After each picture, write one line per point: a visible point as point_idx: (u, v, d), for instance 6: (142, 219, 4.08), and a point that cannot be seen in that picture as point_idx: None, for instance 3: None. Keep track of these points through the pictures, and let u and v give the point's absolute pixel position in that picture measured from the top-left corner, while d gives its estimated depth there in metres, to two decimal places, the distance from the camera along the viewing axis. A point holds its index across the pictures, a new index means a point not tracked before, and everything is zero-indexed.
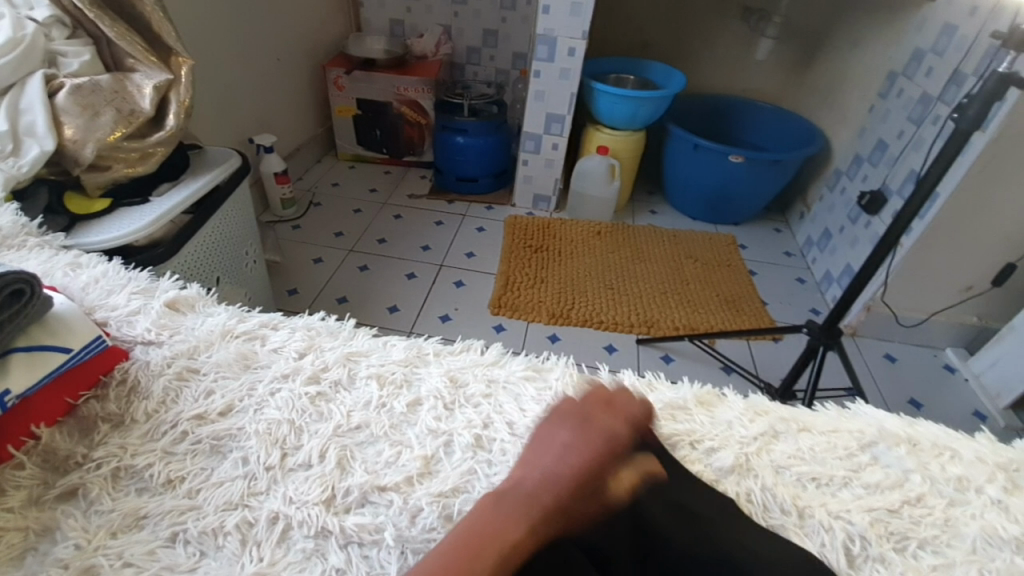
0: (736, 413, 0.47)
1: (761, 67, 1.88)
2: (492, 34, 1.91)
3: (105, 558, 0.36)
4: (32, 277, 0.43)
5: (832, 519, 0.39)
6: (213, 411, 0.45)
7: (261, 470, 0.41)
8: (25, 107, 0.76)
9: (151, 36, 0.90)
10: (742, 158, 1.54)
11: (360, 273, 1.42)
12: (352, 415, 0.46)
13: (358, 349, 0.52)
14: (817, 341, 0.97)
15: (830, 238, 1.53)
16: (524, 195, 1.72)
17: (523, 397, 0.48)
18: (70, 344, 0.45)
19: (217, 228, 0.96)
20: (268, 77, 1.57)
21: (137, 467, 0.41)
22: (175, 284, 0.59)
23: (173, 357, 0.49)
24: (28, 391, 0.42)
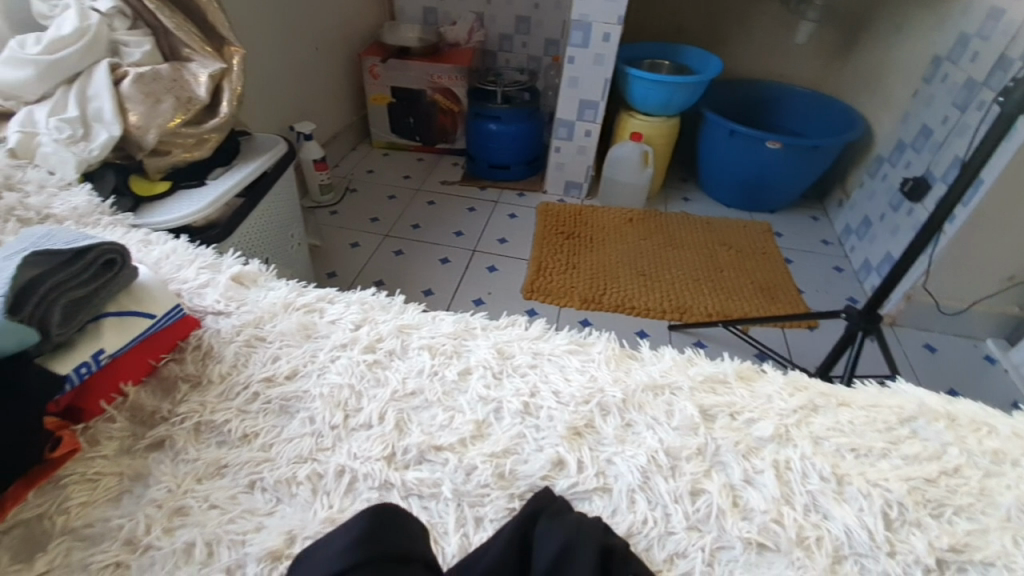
0: (776, 387, 0.49)
1: (801, 50, 1.83)
2: (525, 21, 1.91)
3: (193, 500, 0.40)
4: (124, 248, 0.48)
5: (870, 487, 0.41)
6: (280, 374, 0.49)
7: (326, 428, 0.45)
8: (93, 93, 0.81)
9: (205, 27, 0.94)
10: (780, 144, 1.51)
11: (395, 257, 1.46)
12: (406, 381, 0.49)
13: (409, 321, 0.55)
14: (856, 326, 0.96)
15: (870, 226, 1.50)
16: (556, 182, 1.73)
17: (567, 367, 0.50)
18: (153, 311, 0.48)
19: (266, 210, 1.01)
20: (308, 66, 1.62)
21: (216, 422, 0.45)
22: (238, 261, 0.63)
23: (241, 326, 0.53)
24: (118, 352, 0.46)
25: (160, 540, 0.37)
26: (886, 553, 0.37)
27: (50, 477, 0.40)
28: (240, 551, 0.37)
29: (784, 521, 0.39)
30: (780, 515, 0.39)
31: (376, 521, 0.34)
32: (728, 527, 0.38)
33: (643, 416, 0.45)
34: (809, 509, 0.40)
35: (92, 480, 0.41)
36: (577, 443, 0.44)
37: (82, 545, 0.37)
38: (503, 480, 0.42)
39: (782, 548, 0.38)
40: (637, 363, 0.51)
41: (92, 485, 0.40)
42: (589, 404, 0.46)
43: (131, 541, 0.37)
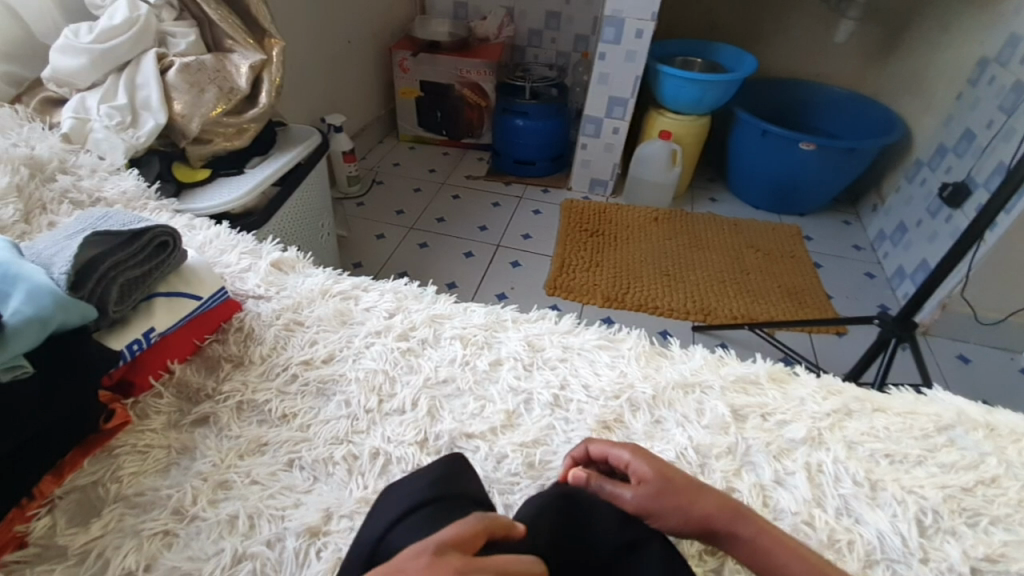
0: (808, 390, 0.48)
1: (839, 50, 1.79)
2: (556, 17, 1.91)
3: (236, 475, 0.41)
4: (175, 232, 0.49)
5: (904, 493, 0.40)
6: (318, 358, 0.50)
7: (362, 412, 0.46)
8: (141, 82, 0.84)
9: (248, 19, 0.97)
10: (814, 145, 1.48)
11: (421, 249, 1.47)
12: (438, 369, 0.50)
13: (441, 311, 0.56)
14: (889, 333, 0.94)
15: (905, 232, 1.46)
16: (582, 179, 1.72)
17: (597, 362, 0.50)
18: (200, 293, 0.50)
19: (300, 200, 1.03)
20: (340, 58, 1.64)
21: (256, 402, 0.47)
22: (277, 247, 0.65)
23: (281, 310, 0.55)
24: (167, 331, 0.48)
25: (205, 511, 0.39)
26: (920, 560, 0.37)
27: (104, 446, 0.42)
28: (280, 526, 0.38)
29: (815, 523, 0.39)
30: (811, 517, 0.39)
31: (445, 469, 0.38)
32: None
33: (672, 413, 0.46)
34: (841, 512, 0.39)
35: (142, 451, 0.43)
36: (606, 437, 0.44)
37: (133, 512, 0.39)
38: (534, 470, 0.42)
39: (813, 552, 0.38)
40: (666, 361, 0.51)
41: (142, 456, 0.42)
42: (618, 400, 0.47)
43: (179, 510, 0.39)
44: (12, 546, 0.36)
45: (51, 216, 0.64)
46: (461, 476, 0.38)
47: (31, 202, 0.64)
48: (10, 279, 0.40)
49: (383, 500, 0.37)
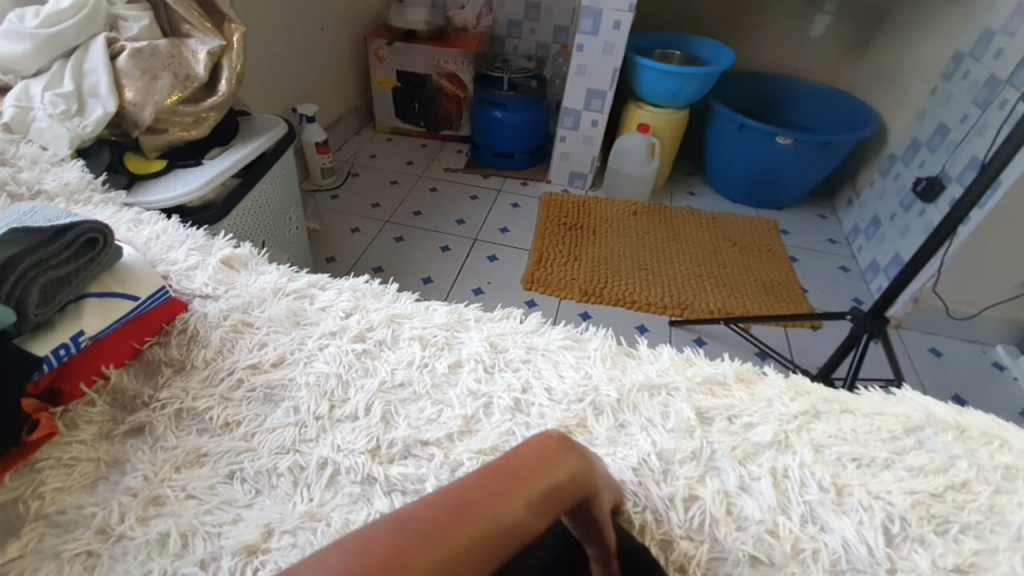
0: (777, 391, 0.47)
1: (817, 44, 1.79)
2: (534, 6, 1.88)
3: (171, 489, 0.39)
4: (107, 227, 0.46)
5: (871, 498, 0.39)
6: (267, 361, 0.48)
7: (311, 419, 0.44)
8: (89, 69, 0.79)
9: (206, 2, 0.92)
10: (791, 140, 1.48)
11: (395, 244, 1.44)
12: (395, 372, 0.47)
13: (401, 311, 0.54)
14: (862, 328, 0.94)
15: (879, 226, 1.47)
16: (561, 173, 1.70)
17: (561, 364, 0.49)
18: (137, 293, 0.47)
19: (264, 193, 0.99)
20: (311, 46, 1.59)
21: (198, 409, 0.44)
22: (230, 243, 0.61)
23: (229, 310, 0.52)
24: (100, 334, 0.45)
25: (134, 530, 0.36)
26: (885, 569, 0.36)
27: (26, 460, 0.39)
28: (217, 544, 0.36)
29: (780, 532, 0.37)
30: (776, 526, 0.38)
31: None
32: (722, 537, 0.37)
33: (637, 417, 0.44)
34: (806, 519, 0.38)
35: (68, 466, 0.39)
36: None
37: (55, 532, 0.36)
38: None
39: (777, 561, 0.36)
40: (633, 361, 0.50)
41: (67, 471, 0.39)
42: (582, 403, 0.45)
43: (104, 530, 0.36)
44: None
45: None
46: None
47: None
48: None
49: None
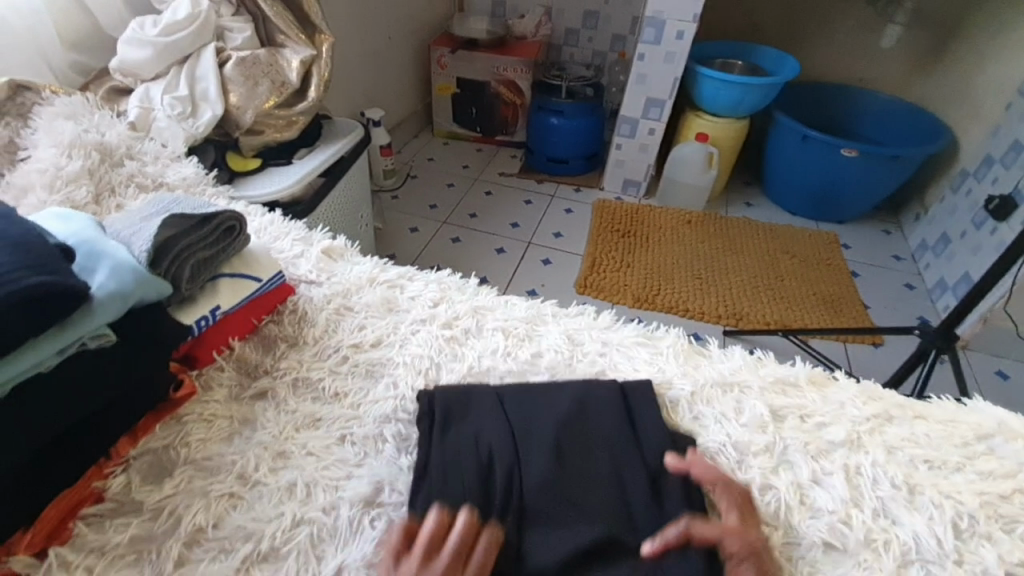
0: (848, 395, 0.48)
1: (885, 55, 1.74)
2: (593, 16, 1.91)
3: (294, 446, 0.44)
4: (240, 216, 0.53)
5: (942, 497, 0.40)
6: (367, 342, 0.53)
7: (409, 394, 0.48)
8: (200, 75, 0.87)
9: (300, 15, 1.00)
10: (856, 152, 1.46)
11: (453, 244, 1.50)
12: (481, 358, 0.52)
13: (484, 303, 0.58)
14: (929, 344, 0.92)
15: (948, 243, 1.42)
16: (615, 180, 1.72)
17: (636, 358, 0.52)
18: (260, 275, 0.53)
19: (343, 192, 1.07)
20: (380, 54, 1.68)
21: (311, 379, 0.50)
22: (327, 236, 0.67)
23: (332, 295, 0.58)
24: (231, 309, 0.51)
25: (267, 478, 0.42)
26: (954, 561, 0.37)
27: (174, 413, 0.46)
28: (335, 495, 0.41)
29: (851, 523, 0.39)
30: (848, 517, 0.39)
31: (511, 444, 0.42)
32: (795, 525, 0.39)
33: (711, 410, 0.46)
34: (878, 513, 0.40)
35: (208, 420, 0.46)
36: None
37: (201, 475, 0.42)
38: None
39: (849, 550, 0.38)
40: (705, 360, 0.52)
41: (208, 424, 0.46)
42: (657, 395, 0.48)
43: (243, 476, 0.42)
44: (91, 500, 0.40)
45: (119, 199, 0.68)
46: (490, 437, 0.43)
47: (102, 185, 0.68)
48: (96, 255, 0.42)
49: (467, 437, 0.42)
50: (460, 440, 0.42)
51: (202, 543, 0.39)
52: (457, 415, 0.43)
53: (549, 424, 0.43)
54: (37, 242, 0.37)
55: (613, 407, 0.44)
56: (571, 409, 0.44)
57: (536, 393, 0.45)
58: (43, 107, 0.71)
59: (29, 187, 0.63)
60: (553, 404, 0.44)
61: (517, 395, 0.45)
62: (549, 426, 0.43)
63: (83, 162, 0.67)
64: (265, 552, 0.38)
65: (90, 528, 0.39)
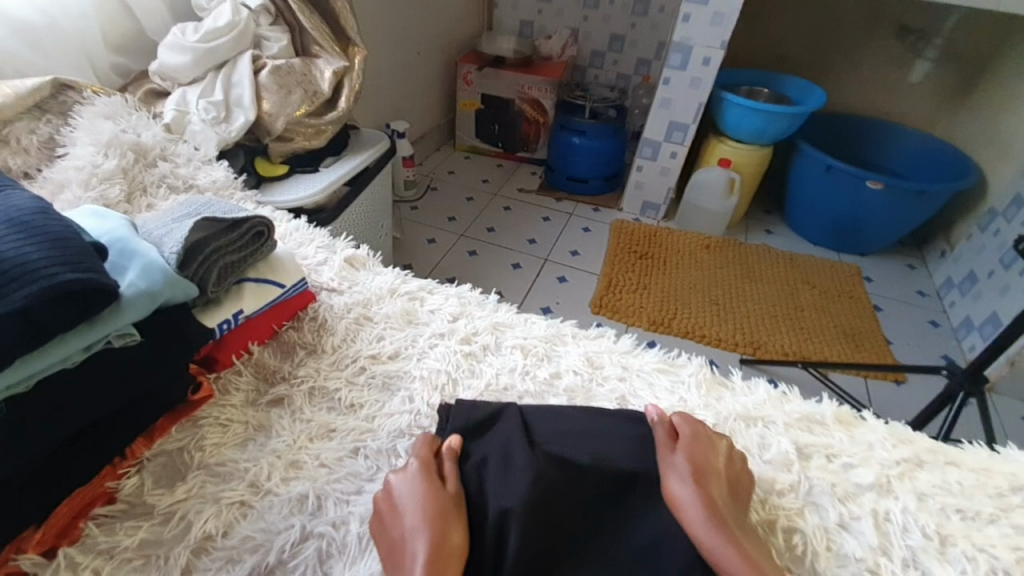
0: (877, 436, 0.47)
1: (913, 89, 1.73)
2: (620, 39, 1.93)
3: (307, 456, 0.44)
4: (269, 221, 0.53)
5: (975, 551, 0.38)
6: (385, 353, 0.53)
7: (425, 409, 0.48)
8: (236, 81, 0.89)
9: (336, 28, 1.03)
10: (882, 185, 1.44)
11: (469, 257, 1.50)
12: (499, 376, 0.51)
13: (504, 320, 0.58)
14: (957, 386, 0.89)
15: (975, 282, 1.39)
16: (635, 201, 1.72)
17: (656, 385, 0.51)
18: (283, 281, 0.53)
19: (365, 201, 1.08)
20: (408, 68, 1.71)
21: (328, 389, 0.50)
22: (350, 245, 0.68)
23: (352, 305, 0.58)
24: (253, 314, 0.51)
25: (279, 487, 0.42)
26: None
27: (190, 415, 0.46)
28: (346, 509, 0.41)
29: (879, 572, 0.38)
30: (876, 565, 0.38)
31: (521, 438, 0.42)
32: (821, 570, 0.38)
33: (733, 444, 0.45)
34: (907, 563, 0.38)
35: (223, 424, 0.46)
36: None
37: (214, 480, 0.42)
38: None
39: None
40: (727, 391, 0.51)
41: (223, 429, 0.45)
42: None
43: (255, 484, 0.42)
44: (103, 500, 0.40)
45: (149, 199, 0.69)
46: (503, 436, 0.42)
47: (134, 184, 0.69)
48: (128, 254, 0.43)
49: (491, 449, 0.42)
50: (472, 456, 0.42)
51: (210, 551, 0.38)
52: (484, 433, 0.43)
53: (566, 450, 0.42)
54: (74, 240, 0.38)
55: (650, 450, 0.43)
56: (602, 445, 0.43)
57: (562, 416, 0.45)
58: (83, 107, 0.73)
59: (64, 183, 0.65)
60: (582, 434, 0.43)
61: (546, 417, 0.44)
62: (564, 449, 0.42)
63: (118, 161, 0.68)
64: (273, 564, 0.37)
65: (100, 529, 0.39)
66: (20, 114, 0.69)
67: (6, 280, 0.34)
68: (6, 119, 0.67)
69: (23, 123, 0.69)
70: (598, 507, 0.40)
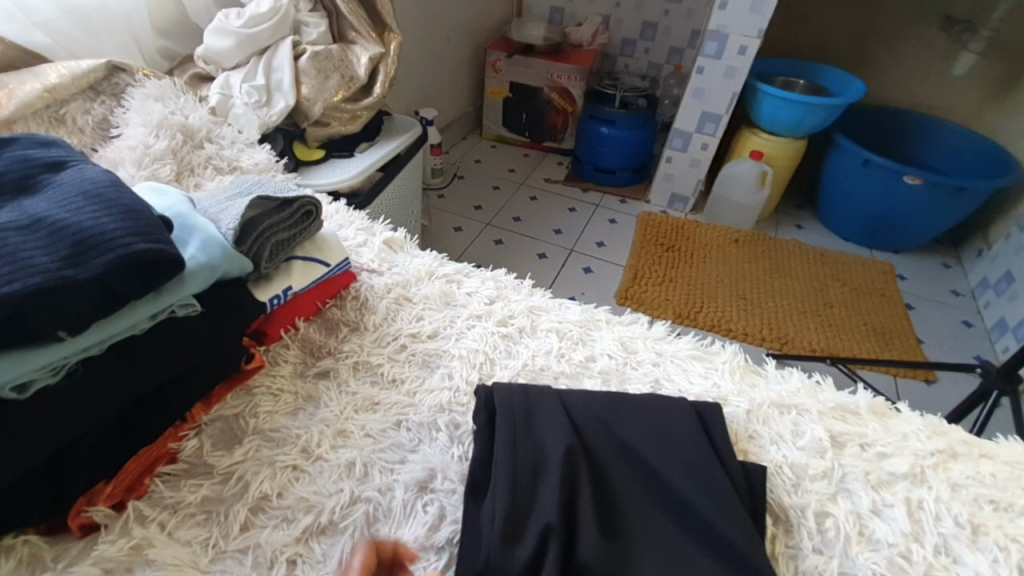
0: (912, 427, 0.47)
1: (956, 82, 1.67)
2: (651, 27, 1.91)
3: (354, 426, 0.46)
4: (317, 201, 0.55)
5: (1008, 540, 0.39)
6: (424, 332, 0.55)
7: (464, 386, 0.49)
8: (276, 66, 0.90)
9: (373, 14, 1.04)
10: (920, 180, 1.40)
11: (495, 245, 1.52)
12: (535, 357, 0.52)
13: (539, 303, 0.59)
14: (991, 384, 0.88)
15: (1012, 282, 1.35)
16: (662, 193, 1.71)
17: (690, 371, 0.51)
18: (329, 260, 0.56)
19: (397, 186, 1.10)
20: (437, 55, 1.71)
21: (372, 364, 0.52)
22: (388, 227, 0.70)
23: (392, 285, 0.60)
24: (301, 291, 0.53)
25: (328, 454, 0.44)
26: None
27: (244, 384, 0.48)
28: (391, 477, 0.43)
29: (911, 557, 0.38)
30: (908, 551, 0.38)
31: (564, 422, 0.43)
32: (853, 554, 0.38)
33: (768, 430, 0.46)
34: (939, 550, 0.38)
35: (275, 393, 0.48)
36: None
37: (268, 445, 0.44)
38: None
39: None
40: (761, 379, 0.51)
41: (275, 397, 0.48)
42: None
43: (306, 450, 0.44)
44: (166, 459, 0.43)
45: (197, 179, 0.72)
46: (546, 415, 0.43)
47: (183, 164, 0.72)
48: (190, 228, 0.45)
49: (538, 425, 0.43)
50: (513, 448, 0.41)
51: (266, 509, 0.41)
52: (527, 412, 0.43)
53: (602, 443, 0.42)
54: (145, 212, 0.40)
55: (692, 434, 0.43)
56: (643, 435, 0.43)
57: (601, 410, 0.45)
58: (135, 88, 0.76)
59: (119, 162, 0.68)
60: (621, 427, 0.44)
61: (587, 408, 0.45)
62: (600, 441, 0.42)
63: (168, 142, 0.71)
64: (324, 525, 0.40)
65: (165, 485, 0.42)
66: (76, 95, 0.72)
67: (86, 248, 0.36)
68: (64, 99, 0.71)
69: (79, 104, 0.72)
70: (643, 495, 0.40)
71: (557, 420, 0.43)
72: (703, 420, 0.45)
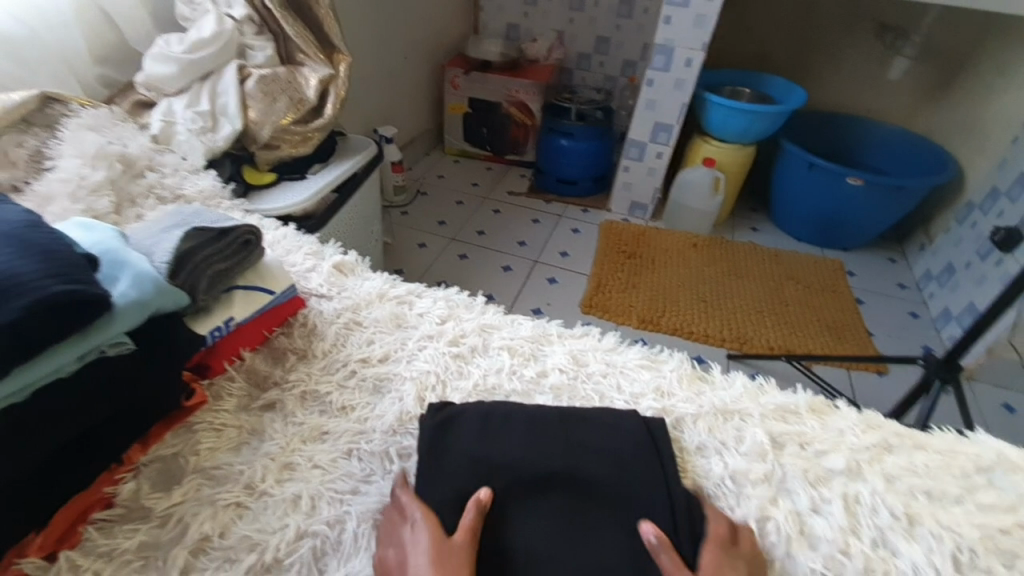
0: (849, 423, 0.49)
1: (893, 86, 1.76)
2: (604, 41, 1.96)
3: (300, 457, 0.45)
4: (256, 229, 0.55)
5: (941, 529, 0.40)
6: (374, 356, 0.54)
7: (414, 408, 0.49)
8: (222, 90, 0.89)
9: (320, 36, 1.03)
10: (861, 181, 1.47)
11: (459, 260, 1.51)
12: (487, 377, 0.52)
13: (491, 321, 0.59)
14: (934, 374, 0.91)
15: (953, 274, 1.42)
16: (621, 202, 1.75)
17: (638, 381, 0.52)
18: (274, 288, 0.54)
19: (353, 207, 1.09)
20: (394, 73, 1.71)
21: (319, 393, 0.51)
22: (338, 251, 0.69)
23: (342, 309, 0.59)
24: (244, 321, 0.52)
25: (273, 488, 0.43)
26: None
27: (184, 421, 0.47)
28: (340, 508, 0.42)
29: (850, 551, 0.39)
30: (847, 545, 0.40)
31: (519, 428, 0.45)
32: (795, 553, 0.40)
33: (714, 436, 0.47)
34: (876, 542, 0.40)
35: (217, 429, 0.47)
36: None
37: (209, 483, 0.43)
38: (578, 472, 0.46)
39: None
40: (707, 385, 0.53)
41: (217, 433, 0.46)
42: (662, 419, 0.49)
43: (249, 486, 0.43)
44: (101, 505, 0.41)
45: (138, 209, 0.70)
46: (500, 425, 0.45)
47: (122, 195, 0.70)
48: (119, 264, 0.44)
49: (496, 425, 0.45)
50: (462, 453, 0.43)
51: (207, 551, 0.39)
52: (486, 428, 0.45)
53: (537, 461, 0.43)
54: (64, 252, 0.39)
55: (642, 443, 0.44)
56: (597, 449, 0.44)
57: (543, 445, 0.44)
58: (70, 119, 0.73)
59: (52, 196, 0.65)
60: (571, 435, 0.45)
61: (526, 428, 0.45)
62: (537, 457, 0.43)
63: (105, 172, 0.69)
64: (269, 562, 0.39)
65: (99, 533, 0.40)
66: (7, 127, 0.69)
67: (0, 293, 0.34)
68: None
69: (10, 136, 0.69)
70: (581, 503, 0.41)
71: (491, 465, 0.43)
72: (650, 431, 0.46)
